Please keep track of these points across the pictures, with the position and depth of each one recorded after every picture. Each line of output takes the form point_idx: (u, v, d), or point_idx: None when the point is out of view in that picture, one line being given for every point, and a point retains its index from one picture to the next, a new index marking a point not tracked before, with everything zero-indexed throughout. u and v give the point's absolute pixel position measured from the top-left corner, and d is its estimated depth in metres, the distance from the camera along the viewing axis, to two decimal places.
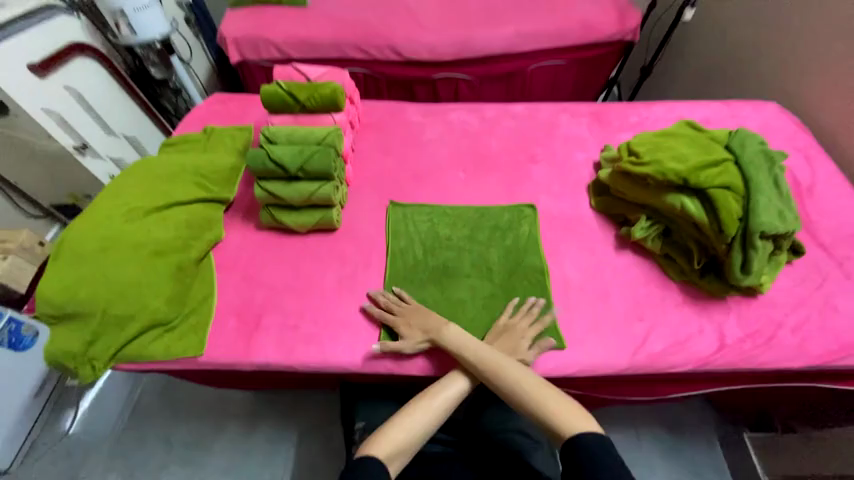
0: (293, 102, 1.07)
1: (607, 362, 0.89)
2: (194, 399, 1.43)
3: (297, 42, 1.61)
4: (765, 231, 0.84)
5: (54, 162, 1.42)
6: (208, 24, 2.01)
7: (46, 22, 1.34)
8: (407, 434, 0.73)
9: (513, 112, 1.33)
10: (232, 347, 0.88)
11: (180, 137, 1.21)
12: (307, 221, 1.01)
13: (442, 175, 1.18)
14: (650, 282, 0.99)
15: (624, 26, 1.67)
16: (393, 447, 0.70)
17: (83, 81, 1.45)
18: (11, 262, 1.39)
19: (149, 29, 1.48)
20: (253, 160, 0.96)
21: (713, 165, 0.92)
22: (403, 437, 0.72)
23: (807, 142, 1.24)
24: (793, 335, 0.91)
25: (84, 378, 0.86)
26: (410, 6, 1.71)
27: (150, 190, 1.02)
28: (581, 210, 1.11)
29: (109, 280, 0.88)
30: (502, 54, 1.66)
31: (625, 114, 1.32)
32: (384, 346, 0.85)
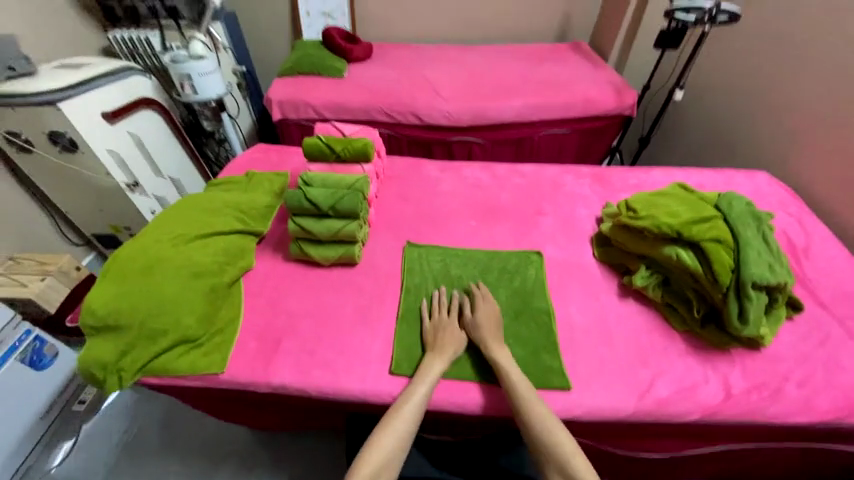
0: (330, 152, 1.23)
1: (613, 405, 0.90)
2: (193, 437, 1.42)
3: (333, 105, 1.85)
4: (757, 281, 0.90)
5: (107, 196, 1.59)
6: (256, 89, 2.32)
7: (122, 80, 1.59)
8: (390, 453, 0.75)
9: (521, 171, 1.48)
10: (254, 367, 0.94)
11: (225, 178, 1.37)
12: (332, 255, 1.11)
13: (456, 221, 1.29)
14: (653, 330, 1.02)
15: (621, 103, 1.88)
16: (379, 467, 0.73)
17: (144, 129, 1.67)
18: (48, 283, 1.51)
19: (208, 91, 1.71)
20: (291, 198, 1.08)
21: (704, 221, 1.00)
22: (386, 457, 0.75)
23: (799, 208, 1.33)
24: (799, 390, 0.93)
25: (112, 388, 0.92)
26: (433, 80, 1.97)
27: (195, 220, 1.14)
28: (585, 259, 1.18)
29: (149, 297, 0.97)
30: (512, 122, 1.87)
31: (625, 177, 1.45)
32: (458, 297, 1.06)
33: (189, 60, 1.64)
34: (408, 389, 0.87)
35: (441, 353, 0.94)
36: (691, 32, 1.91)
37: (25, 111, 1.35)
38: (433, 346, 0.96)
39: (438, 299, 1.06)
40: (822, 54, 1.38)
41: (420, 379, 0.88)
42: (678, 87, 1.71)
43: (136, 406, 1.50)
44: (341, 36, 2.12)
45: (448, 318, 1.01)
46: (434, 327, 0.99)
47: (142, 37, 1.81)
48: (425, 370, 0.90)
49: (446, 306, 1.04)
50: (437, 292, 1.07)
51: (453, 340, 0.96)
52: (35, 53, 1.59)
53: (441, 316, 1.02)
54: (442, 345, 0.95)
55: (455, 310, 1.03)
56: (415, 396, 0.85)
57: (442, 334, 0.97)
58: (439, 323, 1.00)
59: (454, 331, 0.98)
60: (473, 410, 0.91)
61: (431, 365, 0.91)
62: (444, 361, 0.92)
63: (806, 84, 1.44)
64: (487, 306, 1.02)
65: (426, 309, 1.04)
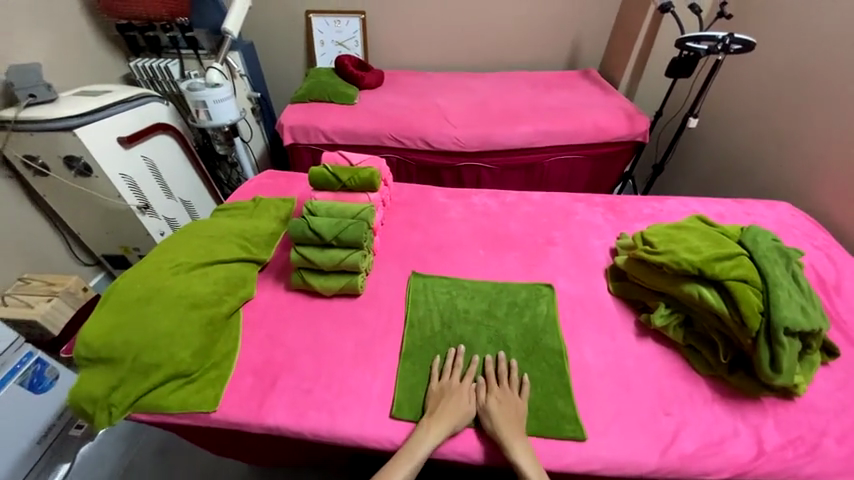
0: (336, 181, 1.22)
1: (633, 460, 0.82)
2: (188, 466, 1.36)
3: (343, 131, 1.86)
4: (789, 327, 0.83)
5: (118, 218, 1.61)
6: (269, 114, 2.37)
7: (139, 106, 1.61)
8: None
9: (531, 199, 1.44)
10: (247, 405, 0.90)
11: (233, 204, 1.37)
12: (334, 285, 1.08)
13: (463, 250, 1.25)
14: (674, 374, 0.95)
15: (633, 130, 1.86)
16: None
17: (158, 153, 1.69)
18: (54, 305, 1.50)
19: (222, 117, 1.74)
20: (294, 227, 1.06)
21: (727, 258, 0.94)
22: None
23: (826, 241, 1.25)
24: (840, 446, 0.84)
25: (100, 425, 0.89)
26: (443, 107, 1.98)
27: (198, 248, 1.13)
28: (598, 293, 1.13)
29: (144, 329, 0.94)
30: (521, 148, 1.86)
31: (640, 207, 1.40)
32: (476, 363, 0.96)
33: (205, 87, 1.67)
34: (393, 466, 0.80)
35: (439, 423, 0.84)
36: (703, 60, 1.89)
37: (43, 137, 1.38)
38: (432, 412, 0.87)
39: (453, 359, 0.97)
40: (842, 83, 1.34)
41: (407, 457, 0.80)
42: (692, 114, 1.68)
43: (132, 434, 1.45)
44: (354, 64, 2.16)
45: (457, 385, 0.91)
46: (439, 392, 0.90)
47: (161, 65, 1.87)
48: (416, 441, 0.82)
49: (460, 371, 0.95)
50: (454, 351, 0.99)
51: (456, 412, 0.86)
52: (59, 80, 1.64)
53: (451, 380, 0.92)
54: (441, 413, 0.86)
55: (469, 378, 0.93)
56: (398, 475, 0.78)
57: (447, 400, 0.88)
58: (447, 387, 0.91)
59: (461, 401, 0.88)
60: (478, 459, 0.85)
61: (422, 440, 0.82)
62: (441, 435, 0.83)
63: (828, 114, 1.40)
64: (508, 389, 0.91)
65: (438, 367, 0.96)
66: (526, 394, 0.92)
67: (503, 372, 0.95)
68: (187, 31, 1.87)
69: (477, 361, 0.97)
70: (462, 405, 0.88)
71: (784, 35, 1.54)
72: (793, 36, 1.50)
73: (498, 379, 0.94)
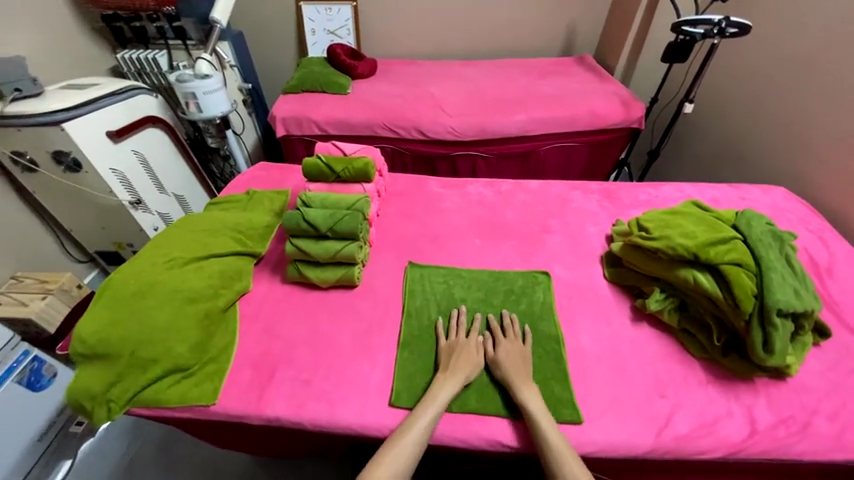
0: (330, 172, 1.20)
1: (629, 443, 0.84)
2: (191, 459, 1.37)
3: (336, 122, 1.84)
4: (782, 309, 0.84)
5: (110, 214, 1.59)
6: (261, 105, 2.33)
7: (127, 99, 1.58)
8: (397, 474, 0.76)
9: (527, 187, 1.44)
10: (246, 397, 0.90)
11: (226, 197, 1.36)
12: (331, 277, 1.07)
13: (459, 239, 1.25)
14: (670, 358, 0.96)
15: (628, 116, 1.85)
16: None
17: (148, 147, 1.66)
18: (48, 302, 1.49)
19: (213, 109, 1.71)
20: (288, 219, 1.05)
21: (722, 242, 0.95)
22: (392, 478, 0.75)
23: (819, 224, 1.26)
24: (830, 423, 0.85)
25: (99, 421, 0.89)
26: (437, 96, 1.95)
27: (193, 242, 1.12)
28: (594, 280, 1.13)
29: (140, 324, 0.93)
30: (516, 136, 1.85)
31: (635, 193, 1.40)
32: (482, 319, 1.02)
33: (194, 79, 1.64)
34: (417, 412, 0.84)
35: (453, 375, 0.90)
36: (699, 44, 1.88)
37: (30, 132, 1.35)
38: (446, 366, 0.92)
39: (457, 319, 1.03)
40: (835, 66, 1.34)
41: (429, 403, 0.85)
42: (688, 100, 1.66)
43: (133, 429, 1.45)
44: (346, 53, 2.13)
45: (465, 340, 0.97)
46: (450, 348, 0.95)
47: (149, 57, 1.83)
48: (436, 391, 0.87)
49: (465, 329, 1.00)
50: (456, 312, 1.04)
51: (468, 363, 0.92)
52: (43, 74, 1.60)
53: (458, 337, 0.98)
54: (455, 366, 0.92)
55: (474, 333, 0.99)
56: (422, 419, 0.83)
57: (457, 353, 0.94)
58: (456, 343, 0.96)
59: (471, 353, 0.94)
60: (477, 445, 0.86)
61: (441, 389, 0.88)
62: (458, 383, 0.89)
63: (821, 97, 1.39)
64: (514, 338, 0.98)
65: (443, 328, 1.01)
66: (530, 341, 0.98)
67: (508, 324, 1.01)
68: (175, 21, 1.83)
69: (482, 316, 1.03)
70: (473, 356, 0.94)
71: (779, 17, 1.52)
72: (788, 18, 1.49)
73: (503, 332, 1.00)
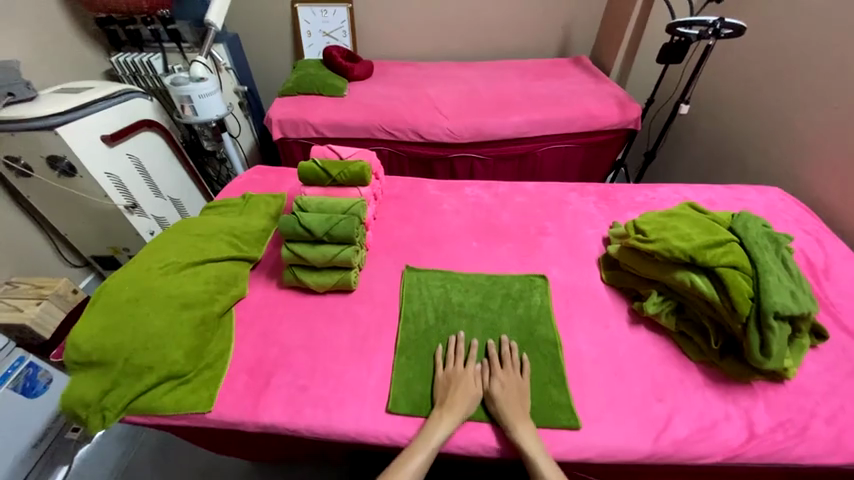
0: (326, 176, 1.20)
1: (628, 447, 0.83)
2: (188, 464, 1.36)
3: (333, 124, 1.83)
4: (780, 311, 0.83)
5: (105, 218, 1.58)
6: (257, 108, 2.32)
7: (123, 103, 1.57)
8: None
9: (525, 189, 1.44)
10: (242, 404, 0.89)
11: (222, 201, 1.35)
12: (327, 282, 1.07)
13: (456, 243, 1.25)
14: (667, 361, 0.96)
15: (625, 117, 1.85)
16: None
17: (143, 150, 1.65)
18: (44, 308, 1.48)
19: (209, 112, 1.70)
20: (284, 224, 1.05)
21: (719, 244, 0.95)
22: None
23: (816, 226, 1.26)
24: (828, 426, 0.85)
25: (93, 429, 0.88)
26: (434, 97, 1.95)
27: (188, 247, 1.11)
28: (591, 282, 1.13)
29: (135, 331, 0.93)
30: (513, 138, 1.84)
31: (632, 195, 1.40)
32: (479, 348, 0.97)
33: (189, 82, 1.63)
34: (410, 453, 0.81)
35: (449, 412, 0.86)
36: (694, 45, 1.88)
37: (23, 137, 1.34)
38: (442, 401, 0.88)
39: (454, 346, 0.98)
40: (829, 67, 1.34)
41: (422, 444, 0.81)
42: (684, 101, 1.67)
43: (130, 434, 1.44)
44: (342, 55, 2.12)
45: (463, 371, 0.92)
46: (446, 379, 0.91)
47: (144, 60, 1.81)
48: (429, 431, 0.83)
49: (462, 356, 0.96)
50: (454, 338, 1.00)
51: (465, 397, 0.88)
52: (36, 77, 1.59)
53: (455, 366, 0.93)
54: (451, 401, 0.87)
55: (471, 362, 0.94)
56: (414, 462, 0.79)
57: (454, 387, 0.89)
58: (453, 374, 0.92)
59: (468, 385, 0.89)
60: (475, 451, 0.86)
61: (435, 428, 0.84)
62: (453, 421, 0.85)
63: (817, 98, 1.39)
64: (512, 371, 0.93)
65: (440, 356, 0.97)
66: (529, 374, 0.94)
67: (506, 354, 0.96)
68: (169, 24, 1.82)
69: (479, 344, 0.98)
70: (470, 389, 0.89)
71: (773, 18, 1.53)
72: (782, 19, 1.49)
73: (501, 363, 0.95)
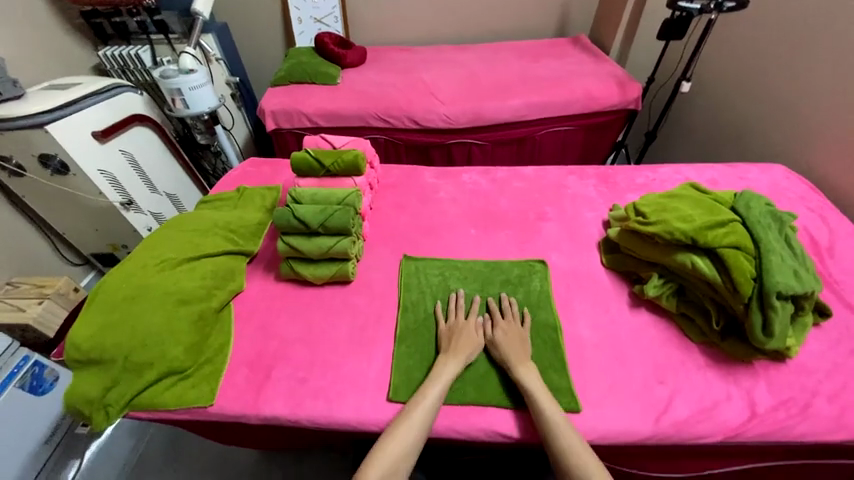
0: (319, 166, 1.18)
1: (630, 429, 0.84)
2: (197, 456, 1.38)
3: (327, 113, 1.80)
4: (782, 291, 0.82)
5: (102, 215, 1.57)
6: (250, 99, 2.28)
7: (112, 97, 1.54)
8: (402, 452, 0.76)
9: (523, 174, 1.42)
10: (243, 398, 0.90)
11: (216, 196, 1.33)
12: (324, 274, 1.06)
13: (454, 230, 1.23)
14: (668, 344, 0.95)
15: (625, 97, 1.81)
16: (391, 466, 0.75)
17: (136, 146, 1.62)
18: (46, 307, 1.49)
19: (200, 105, 1.67)
20: (279, 217, 1.04)
21: (720, 225, 0.93)
22: (398, 455, 0.76)
23: (819, 202, 1.24)
24: (831, 404, 0.85)
25: (97, 426, 0.89)
26: (429, 83, 1.91)
27: (184, 242, 1.11)
28: (591, 266, 1.12)
29: (133, 328, 0.93)
30: (511, 122, 1.81)
31: (632, 176, 1.38)
32: (480, 300, 1.03)
33: (178, 74, 1.59)
34: (420, 392, 0.86)
35: (454, 357, 0.91)
36: (696, 20, 1.82)
37: (13, 136, 1.32)
38: (448, 348, 0.93)
39: (455, 302, 1.03)
40: (835, 38, 1.29)
41: (431, 384, 0.86)
42: (685, 78, 1.62)
43: (139, 429, 1.46)
44: (334, 42, 2.07)
45: (464, 322, 0.98)
46: (450, 331, 0.96)
47: (132, 53, 1.78)
48: (437, 373, 0.88)
49: (463, 310, 1.01)
50: (455, 295, 1.04)
51: (469, 344, 0.93)
52: (24, 74, 1.56)
53: (457, 319, 0.98)
54: (456, 347, 0.93)
55: (473, 314, 0.99)
56: (423, 400, 0.84)
57: (457, 335, 0.95)
58: (455, 326, 0.97)
59: (471, 334, 0.95)
60: (476, 437, 0.86)
61: (443, 370, 0.89)
62: (459, 364, 0.90)
63: (822, 71, 1.35)
64: (512, 320, 0.98)
65: (442, 312, 1.02)
66: (529, 322, 0.99)
67: (506, 306, 1.02)
68: (155, 15, 1.78)
69: (479, 298, 1.03)
70: (473, 337, 0.95)
71: None
72: None
73: (501, 314, 1.01)
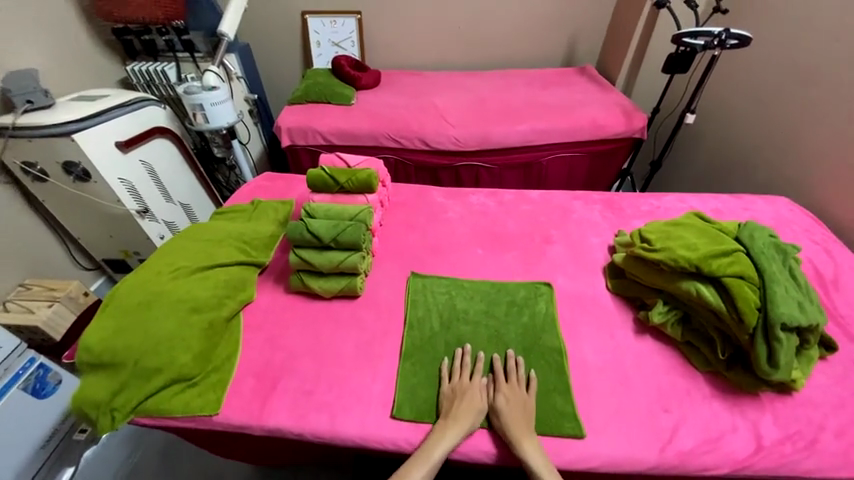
0: (333, 183, 1.22)
1: (635, 458, 0.83)
2: (191, 467, 1.37)
3: (340, 132, 1.86)
4: (786, 323, 0.83)
5: (117, 222, 1.61)
6: (267, 116, 2.37)
7: (137, 110, 1.61)
8: None
9: (530, 197, 1.45)
10: (248, 407, 0.90)
11: (231, 207, 1.37)
12: (333, 287, 1.08)
13: (461, 250, 1.25)
14: (672, 371, 0.95)
15: (631, 126, 1.85)
16: None
17: (156, 157, 1.68)
18: (55, 310, 1.51)
19: (220, 120, 1.73)
20: (293, 230, 1.07)
21: (724, 255, 0.94)
22: None
23: (824, 236, 1.26)
24: (838, 440, 0.84)
25: (102, 430, 0.90)
26: (441, 106, 1.98)
27: (199, 253, 1.13)
28: (597, 291, 1.13)
29: (146, 333, 0.95)
30: (519, 147, 1.86)
31: (637, 203, 1.41)
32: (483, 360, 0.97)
33: (201, 90, 1.67)
34: (414, 465, 0.80)
35: (454, 424, 0.85)
36: (699, 56, 1.89)
37: (42, 143, 1.38)
38: (448, 413, 0.87)
39: (460, 359, 0.98)
40: (838, 77, 1.34)
41: (427, 456, 0.81)
42: (689, 110, 1.67)
43: (136, 436, 1.46)
44: (350, 65, 2.16)
45: (469, 384, 0.92)
46: (452, 393, 0.90)
47: (158, 69, 1.86)
48: (434, 442, 0.83)
49: (468, 370, 0.95)
50: (460, 352, 0.99)
51: (470, 411, 0.87)
52: (55, 85, 1.64)
53: (461, 380, 0.93)
54: (457, 414, 0.87)
55: (477, 376, 0.93)
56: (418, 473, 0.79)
57: (459, 399, 0.89)
58: (458, 388, 0.91)
59: (473, 399, 0.88)
60: (478, 459, 0.86)
61: (440, 439, 0.83)
62: (459, 432, 0.84)
63: (826, 108, 1.39)
64: (515, 385, 0.92)
65: (446, 370, 0.96)
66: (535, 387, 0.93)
67: (510, 368, 0.95)
68: (184, 34, 1.88)
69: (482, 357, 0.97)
70: (475, 403, 0.88)
71: (781, 28, 1.53)
72: (790, 30, 1.50)
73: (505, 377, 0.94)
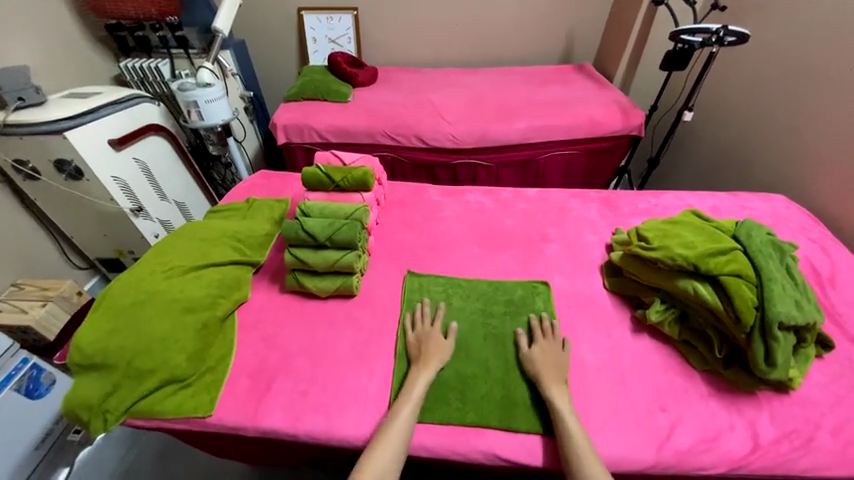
0: (329, 181, 1.21)
1: (633, 456, 0.83)
2: (186, 468, 1.36)
3: (336, 129, 1.85)
4: (784, 321, 0.83)
5: (110, 220, 1.59)
6: (262, 113, 2.34)
7: (130, 108, 1.59)
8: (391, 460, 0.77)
9: (527, 195, 1.44)
10: (243, 409, 0.89)
11: (226, 205, 1.36)
12: (328, 287, 1.07)
13: (458, 248, 1.25)
14: (669, 370, 0.95)
15: (629, 123, 1.85)
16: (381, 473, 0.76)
17: (149, 155, 1.66)
18: (48, 309, 1.49)
19: (214, 117, 1.71)
20: (288, 229, 1.05)
21: (721, 253, 0.94)
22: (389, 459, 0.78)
23: (821, 234, 1.25)
24: (835, 438, 0.84)
25: (94, 431, 0.88)
26: (438, 103, 1.96)
27: (193, 252, 1.12)
28: (594, 289, 1.13)
29: (139, 334, 0.93)
30: (517, 144, 1.85)
31: (635, 202, 1.40)
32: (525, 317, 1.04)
33: (195, 87, 1.64)
34: (395, 405, 0.86)
35: (425, 365, 0.92)
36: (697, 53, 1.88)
37: (33, 140, 1.35)
38: (418, 359, 0.94)
39: (420, 311, 1.05)
40: (836, 75, 1.33)
41: (405, 397, 0.87)
42: (687, 107, 1.65)
43: (131, 438, 1.44)
44: (347, 62, 2.15)
45: (430, 330, 1.00)
46: (417, 341, 0.98)
47: (151, 65, 1.83)
48: (411, 384, 0.89)
49: (428, 317, 1.03)
50: (420, 305, 1.06)
51: (437, 352, 0.95)
52: (46, 81, 1.61)
53: (423, 328, 1.00)
54: (426, 356, 0.94)
55: (436, 322, 1.02)
56: (402, 413, 0.84)
57: (425, 344, 0.96)
58: (422, 334, 0.99)
59: (434, 341, 0.97)
60: (475, 459, 0.85)
61: (416, 378, 0.90)
62: (431, 372, 0.91)
63: (824, 106, 1.39)
64: (552, 340, 0.98)
65: (409, 321, 1.03)
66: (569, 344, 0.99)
67: (546, 326, 1.01)
68: (177, 30, 1.85)
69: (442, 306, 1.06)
70: (439, 344, 0.97)
71: (781, 26, 1.53)
72: (789, 27, 1.49)
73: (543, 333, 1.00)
